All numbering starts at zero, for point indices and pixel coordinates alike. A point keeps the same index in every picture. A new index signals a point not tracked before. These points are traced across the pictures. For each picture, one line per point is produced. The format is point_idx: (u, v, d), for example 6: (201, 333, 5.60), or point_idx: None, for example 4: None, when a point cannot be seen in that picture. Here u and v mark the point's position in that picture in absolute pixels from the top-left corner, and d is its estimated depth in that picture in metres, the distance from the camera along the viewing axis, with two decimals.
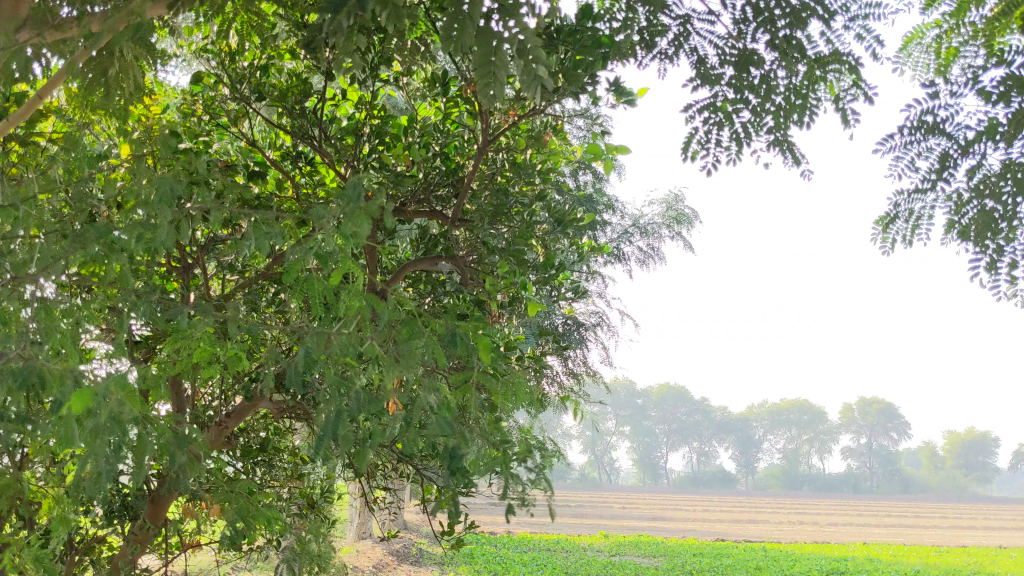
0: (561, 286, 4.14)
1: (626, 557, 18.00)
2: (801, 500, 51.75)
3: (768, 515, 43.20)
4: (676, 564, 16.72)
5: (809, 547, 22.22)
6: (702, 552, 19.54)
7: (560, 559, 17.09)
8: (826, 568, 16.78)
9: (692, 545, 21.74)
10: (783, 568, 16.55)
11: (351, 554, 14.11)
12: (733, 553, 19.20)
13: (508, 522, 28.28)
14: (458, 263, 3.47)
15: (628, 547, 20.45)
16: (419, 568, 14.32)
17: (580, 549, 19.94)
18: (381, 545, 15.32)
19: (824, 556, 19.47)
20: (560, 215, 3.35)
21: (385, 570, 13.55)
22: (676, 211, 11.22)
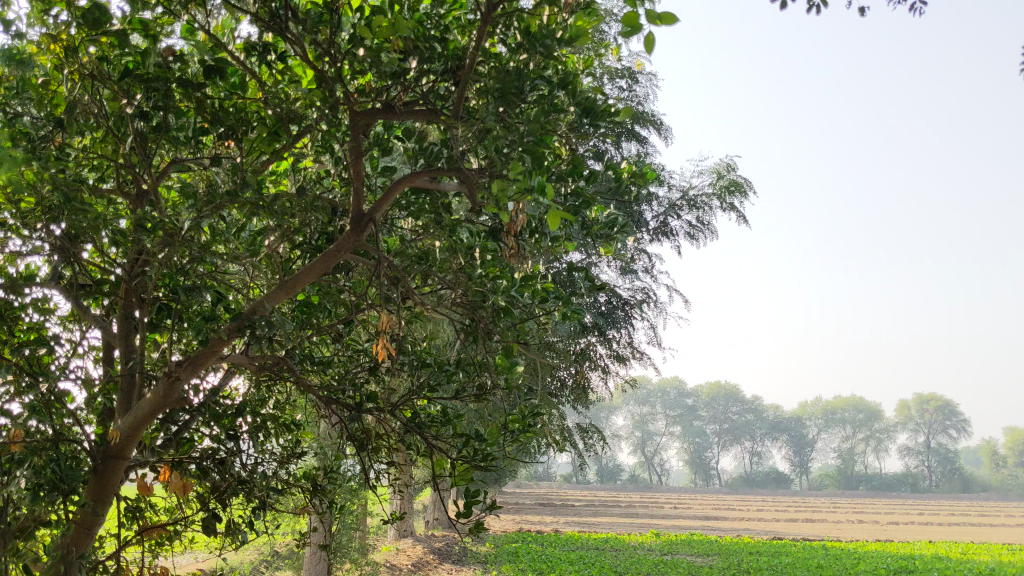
0: (593, 217, 3.44)
1: (679, 557, 17.09)
2: (859, 500, 50.21)
3: (825, 514, 41.75)
4: (733, 564, 15.76)
5: (873, 546, 21.05)
6: (758, 551, 18.59)
7: (609, 557, 16.32)
8: (894, 568, 15.64)
9: (748, 543, 20.79)
10: (848, 568, 15.46)
11: (391, 552, 13.49)
12: (792, 553, 18.14)
13: (554, 523, 27.49)
14: (461, 173, 2.80)
15: (681, 546, 19.55)
16: (460, 568, 13.62)
17: (631, 548, 19.15)
18: (420, 544, 14.65)
19: (892, 554, 18.31)
20: (589, 105, 2.63)
21: (424, 569, 12.89)
22: (727, 180, 10.36)
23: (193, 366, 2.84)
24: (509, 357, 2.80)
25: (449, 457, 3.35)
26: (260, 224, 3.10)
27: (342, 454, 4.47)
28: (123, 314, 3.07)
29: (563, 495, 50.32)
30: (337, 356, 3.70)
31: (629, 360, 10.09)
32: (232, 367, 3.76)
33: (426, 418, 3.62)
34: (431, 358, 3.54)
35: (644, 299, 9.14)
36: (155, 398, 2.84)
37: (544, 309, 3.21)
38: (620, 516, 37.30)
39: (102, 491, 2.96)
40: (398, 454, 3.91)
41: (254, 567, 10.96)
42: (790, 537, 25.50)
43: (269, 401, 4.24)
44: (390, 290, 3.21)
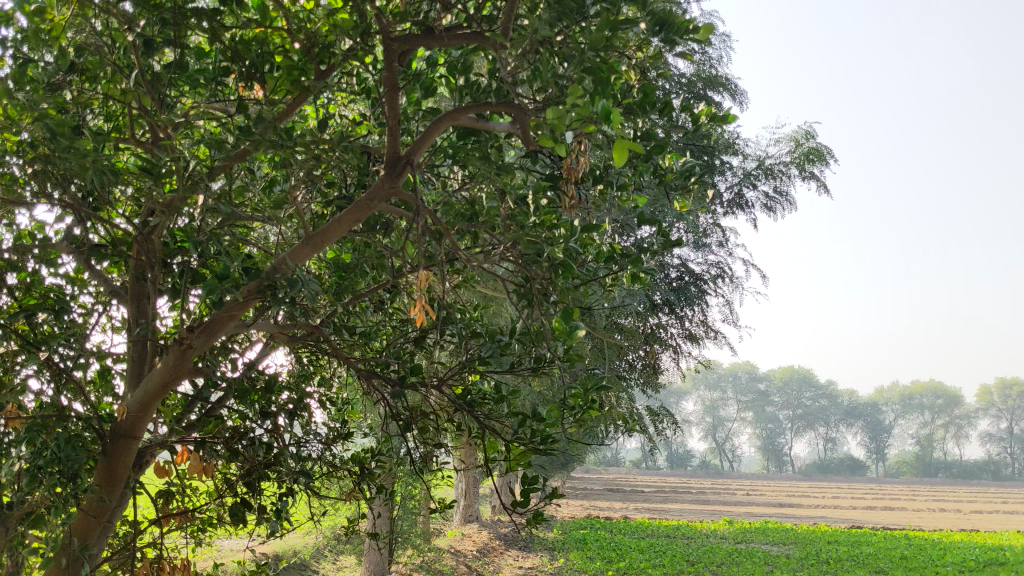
0: (667, 165, 3.01)
1: (755, 545, 16.46)
2: (940, 487, 48.65)
3: (903, 502, 40.55)
4: (811, 554, 15.08)
5: (959, 536, 20.14)
6: (838, 539, 17.92)
7: (681, 545, 15.85)
8: (984, 559, 14.78)
9: (825, 532, 20.07)
10: (934, 559, 14.64)
11: (456, 537, 13.26)
12: (874, 543, 17.36)
13: (622, 510, 27.07)
14: (510, 109, 2.41)
15: (755, 534, 18.96)
16: (526, 555, 13.28)
17: (703, 535, 18.66)
18: (486, 529, 14.34)
19: (980, 545, 17.37)
20: (664, 16, 2.20)
21: (490, 556, 12.63)
22: (806, 148, 9.76)
23: (208, 333, 2.50)
24: (569, 320, 2.35)
25: (504, 439, 2.97)
26: (290, 174, 2.75)
27: (394, 437, 4.11)
28: (134, 277, 2.73)
29: (632, 480, 49.90)
30: (380, 327, 3.32)
31: (702, 340, 9.61)
32: (268, 340, 3.42)
33: (478, 394, 3.23)
34: (484, 328, 3.15)
35: (717, 274, 8.63)
36: (166, 370, 2.51)
37: (608, 267, 2.80)
38: (691, 502, 36.70)
39: (111, 474, 2.64)
40: (450, 436, 3.54)
41: (318, 551, 10.79)
42: (870, 525, 24.57)
43: (312, 377, 3.91)
44: (434, 248, 2.82)
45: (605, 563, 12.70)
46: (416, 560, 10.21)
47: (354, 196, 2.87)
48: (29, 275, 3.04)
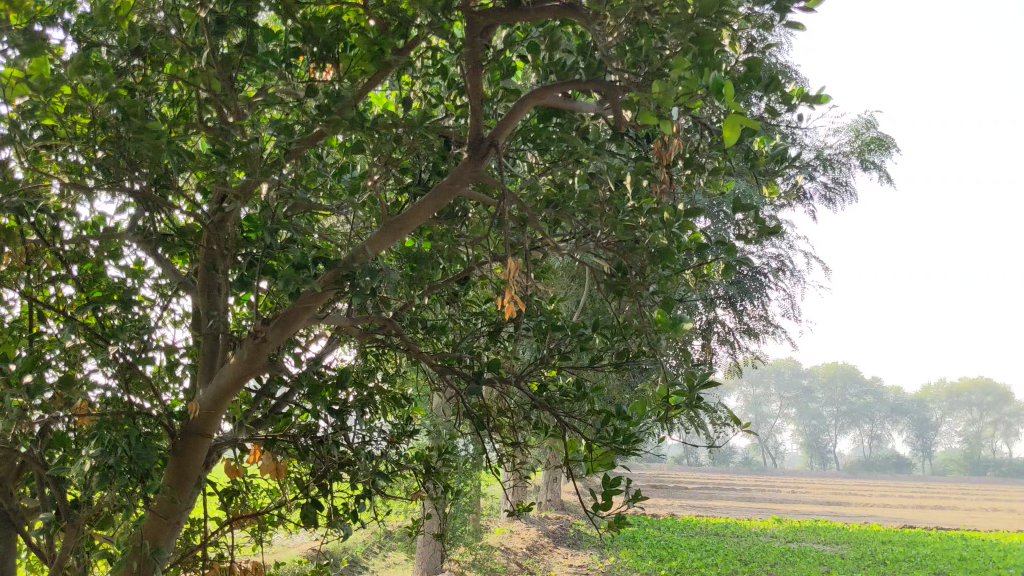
0: (758, 150, 2.84)
1: (806, 545, 16.14)
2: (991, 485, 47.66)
3: (955, 500, 39.77)
4: (865, 554, 14.74)
5: (1016, 536, 19.60)
6: (892, 539, 17.51)
7: (731, 544, 15.58)
8: None
9: (877, 531, 19.65)
10: (995, 560, 14.24)
11: (504, 534, 13.14)
12: (929, 543, 16.96)
13: (666, 508, 26.77)
14: (604, 87, 2.25)
15: (806, 533, 18.61)
16: (575, 553, 13.12)
17: (753, 533, 18.36)
18: (534, 526, 14.20)
19: None
20: None
21: (539, 553, 12.48)
22: (867, 137, 9.51)
23: (283, 327, 2.36)
24: (671, 312, 2.19)
25: (586, 438, 2.82)
26: (365, 159, 2.62)
27: (460, 436, 3.97)
28: (205, 267, 2.61)
29: (675, 477, 49.53)
30: (452, 321, 3.19)
31: (759, 335, 9.38)
32: (335, 335, 3.29)
33: (556, 391, 3.09)
34: (563, 322, 3.01)
35: (778, 267, 8.40)
36: (240, 365, 2.39)
37: (701, 256, 2.64)
38: (737, 499, 36.30)
39: (181, 474, 2.53)
40: (523, 434, 3.40)
41: (367, 548, 10.70)
42: (922, 525, 24.06)
43: (378, 372, 3.79)
44: (514, 237, 2.67)
45: (656, 561, 12.49)
46: (467, 558, 10.10)
47: (430, 182, 2.73)
48: (93, 267, 2.95)
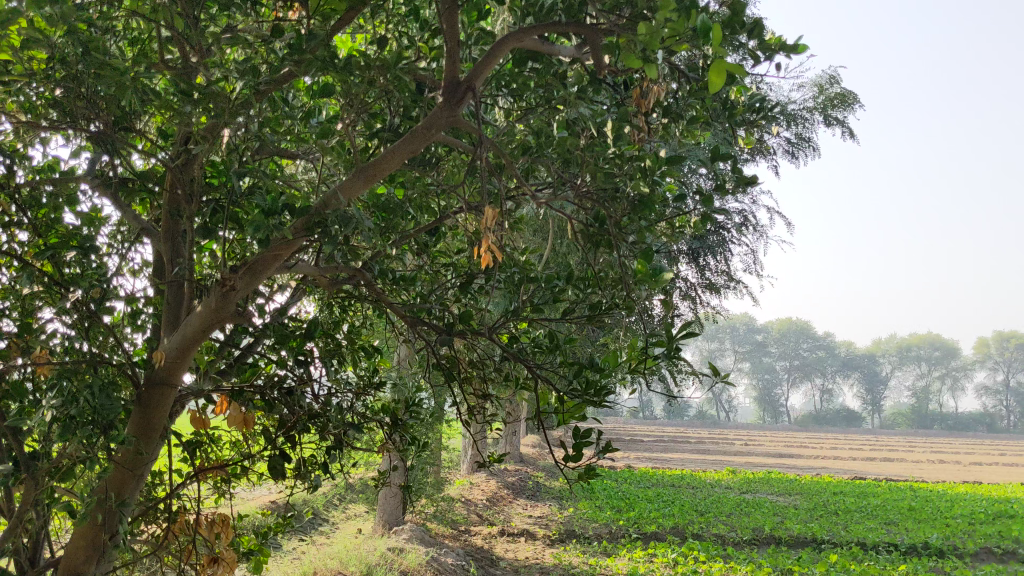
0: (735, 99, 2.80)
1: (760, 496, 16.42)
2: (937, 438, 48.91)
3: (903, 453, 40.77)
4: (819, 504, 15.06)
5: (961, 487, 20.14)
6: (843, 490, 17.92)
7: (687, 495, 15.83)
8: (992, 511, 14.72)
9: (830, 482, 20.12)
10: (943, 510, 14.61)
11: (465, 487, 13.22)
12: (879, 494, 17.34)
13: (621, 461, 27.16)
14: (587, 34, 2.19)
15: (759, 484, 18.97)
16: (534, 504, 13.25)
17: (708, 484, 18.66)
18: (494, 477, 14.29)
19: (984, 496, 17.39)
20: None
21: (499, 505, 12.58)
22: (831, 92, 9.53)
23: (252, 274, 2.29)
24: (651, 263, 2.18)
25: (558, 390, 2.79)
26: (335, 104, 2.53)
27: (426, 388, 3.93)
28: (167, 212, 2.52)
29: (631, 431, 50.19)
30: (421, 271, 3.13)
31: (722, 290, 9.43)
32: (300, 285, 3.22)
33: (527, 343, 3.05)
34: (535, 274, 2.97)
35: (742, 222, 8.42)
36: (207, 313, 2.31)
37: (677, 205, 2.60)
38: (693, 452, 36.87)
39: (146, 426, 2.46)
40: (493, 386, 3.37)
41: (328, 500, 10.69)
42: (871, 476, 24.63)
43: (344, 324, 3.72)
44: (488, 184, 2.62)
45: (615, 511, 12.66)
46: (428, 510, 10.14)
47: (402, 128, 2.66)
48: (49, 212, 2.84)
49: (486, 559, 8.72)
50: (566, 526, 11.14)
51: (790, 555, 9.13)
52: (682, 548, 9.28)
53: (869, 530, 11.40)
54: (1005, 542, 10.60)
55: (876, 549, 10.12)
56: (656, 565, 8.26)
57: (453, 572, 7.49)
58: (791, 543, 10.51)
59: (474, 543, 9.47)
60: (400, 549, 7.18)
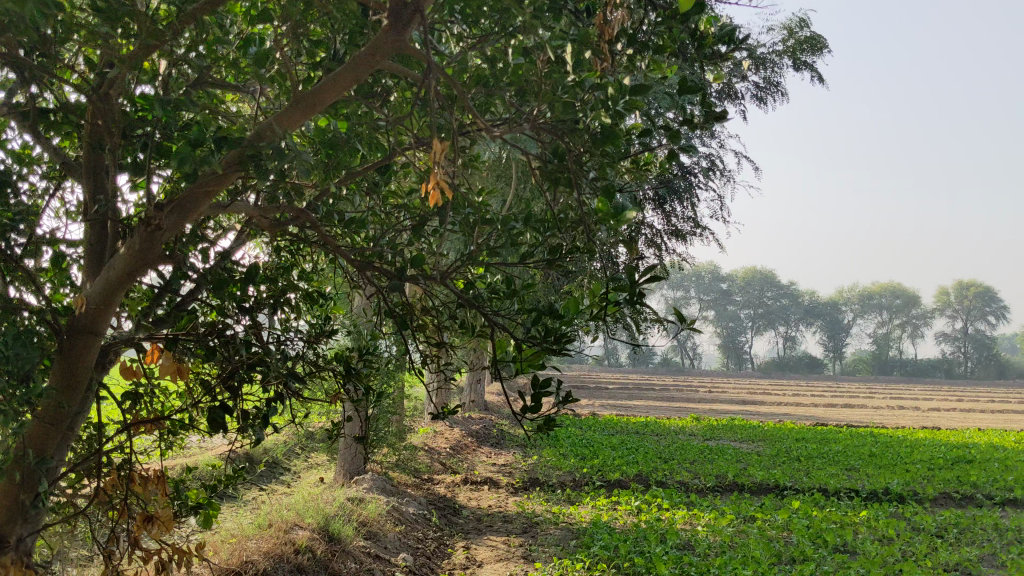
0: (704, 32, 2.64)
1: (723, 443, 16.54)
2: (896, 384, 49.72)
3: (862, 399, 41.38)
4: (781, 450, 15.20)
5: (919, 432, 20.45)
6: (804, 436, 18.13)
7: (651, 442, 15.90)
8: (950, 456, 14.94)
9: (792, 428, 20.36)
10: (902, 456, 14.80)
11: (428, 435, 13.15)
12: (840, 440, 17.53)
13: (586, 409, 27.29)
14: None
15: (723, 431, 19.12)
16: (498, 452, 13.22)
17: (672, 431, 18.77)
18: (459, 426, 14.24)
19: (943, 442, 17.67)
20: None
21: (463, 453, 12.54)
22: (800, 37, 9.36)
23: (180, 214, 2.12)
24: (613, 202, 2.02)
25: (516, 338, 2.64)
26: (274, 29, 2.34)
27: (381, 337, 3.78)
28: (89, 145, 2.32)
29: (596, 378, 50.57)
30: (372, 213, 2.96)
31: (688, 237, 9.30)
32: (244, 228, 3.03)
33: (483, 289, 2.90)
34: (492, 216, 2.81)
35: (709, 167, 8.28)
36: (132, 256, 2.14)
37: (642, 143, 2.44)
38: (657, 399, 37.18)
39: (69, 377, 2.28)
40: (449, 334, 3.21)
41: (289, 450, 10.56)
42: (833, 423, 24.93)
43: (294, 270, 3.54)
44: (442, 117, 2.44)
45: (579, 458, 12.67)
46: (390, 459, 10.04)
47: (346, 56, 2.46)
48: None
49: (448, 508, 8.65)
50: (530, 474, 11.12)
51: (753, 502, 9.14)
52: (645, 495, 9.26)
53: (831, 476, 11.48)
54: (964, 487, 10.72)
55: (836, 495, 10.21)
56: (619, 513, 8.22)
57: (414, 521, 7.41)
58: (753, 490, 10.55)
59: (437, 492, 9.40)
60: (360, 499, 7.07)
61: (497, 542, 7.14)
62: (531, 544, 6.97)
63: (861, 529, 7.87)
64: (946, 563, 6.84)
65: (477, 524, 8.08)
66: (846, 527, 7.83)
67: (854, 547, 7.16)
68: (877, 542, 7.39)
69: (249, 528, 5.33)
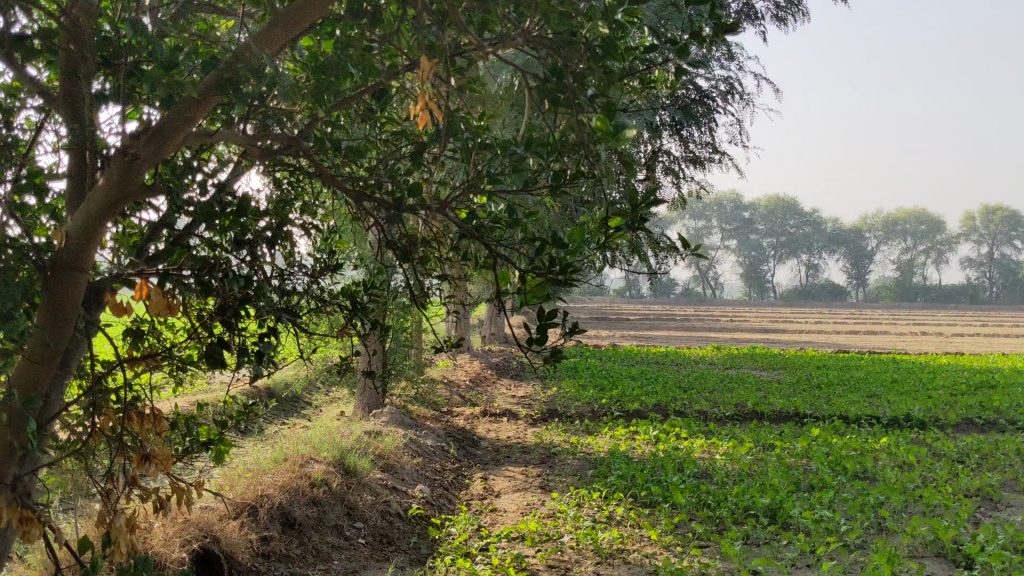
0: None
1: (744, 371, 16.50)
2: (919, 310, 49.38)
3: (884, 326, 41.20)
4: (802, 379, 15.14)
5: (943, 359, 20.31)
6: (826, 364, 18.05)
7: (671, 372, 15.88)
8: (974, 381, 14.82)
9: (814, 356, 20.27)
10: (925, 381, 14.70)
11: (448, 368, 13.18)
12: (862, 367, 17.43)
13: (607, 340, 27.31)
14: None
15: (744, 360, 19.07)
16: (518, 384, 13.24)
17: (692, 361, 18.73)
18: (478, 358, 14.25)
19: (967, 367, 17.52)
20: None
21: (482, 385, 12.56)
22: None
23: (158, 142, 2.03)
24: (613, 120, 1.89)
25: (519, 268, 2.53)
26: None
27: (387, 271, 3.67)
28: (64, 73, 2.22)
29: (617, 309, 50.62)
30: (370, 141, 2.84)
31: (706, 164, 9.09)
32: (238, 159, 2.93)
33: (485, 219, 2.78)
34: (493, 141, 2.68)
35: (727, 89, 8.04)
36: (112, 188, 2.06)
37: (648, 59, 2.30)
38: (678, 329, 37.15)
39: (55, 315, 2.21)
40: (454, 266, 3.11)
41: (309, 384, 10.60)
42: (856, 350, 24.82)
43: (295, 202, 3.44)
44: (435, 35, 2.31)
45: (599, 389, 12.66)
46: (409, 392, 10.06)
47: None
48: None
49: (467, 440, 8.66)
50: (550, 405, 11.13)
51: (772, 430, 9.09)
52: (663, 425, 9.24)
53: (851, 403, 11.40)
54: (987, 412, 10.63)
55: (858, 422, 10.15)
56: (637, 442, 8.20)
57: (433, 453, 7.42)
58: (774, 418, 10.50)
59: (455, 424, 9.41)
60: (377, 433, 7.07)
61: (515, 472, 7.15)
62: (548, 475, 6.96)
63: (881, 455, 7.81)
64: (968, 489, 6.77)
65: (495, 455, 8.08)
66: (866, 454, 7.78)
67: (874, 474, 7.11)
68: (897, 469, 7.33)
69: (265, 463, 5.32)
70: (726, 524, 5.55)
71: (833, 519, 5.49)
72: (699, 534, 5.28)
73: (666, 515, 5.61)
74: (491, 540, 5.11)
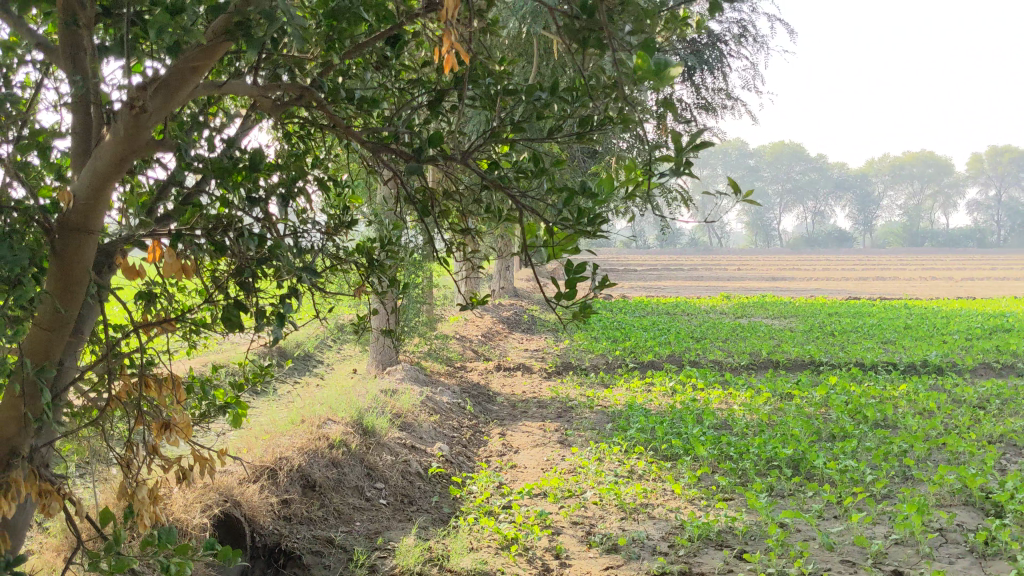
0: None
1: (756, 320, 16.43)
2: (927, 254, 49.17)
3: (894, 271, 41.04)
4: (814, 326, 15.07)
5: (955, 303, 20.21)
6: (838, 311, 17.95)
7: (683, 322, 15.82)
8: (988, 325, 14.72)
9: (825, 303, 20.18)
10: (939, 326, 14.61)
11: (459, 323, 13.12)
12: (874, 313, 17.33)
13: (616, 291, 27.25)
14: None
15: (754, 308, 19.00)
16: (530, 337, 13.19)
17: (703, 310, 18.66)
18: (489, 313, 14.19)
19: (980, 311, 17.42)
20: None
21: (494, 340, 12.51)
22: None
23: (166, 94, 1.91)
24: (654, 57, 1.73)
25: (547, 220, 2.40)
26: None
27: (403, 226, 3.55)
28: (63, 23, 2.08)
29: (625, 260, 50.52)
30: (385, 90, 2.70)
31: (718, 110, 8.90)
32: (247, 113, 2.78)
33: (509, 169, 2.64)
34: (515, 87, 2.53)
35: (740, 33, 7.82)
36: (119, 144, 1.94)
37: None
38: (686, 279, 37.07)
39: (66, 280, 2.11)
40: (475, 220, 2.98)
41: (321, 342, 10.54)
42: (866, 296, 24.72)
43: (306, 157, 3.31)
44: None
45: (612, 341, 12.60)
46: (422, 348, 10.00)
47: None
48: None
49: (482, 395, 8.60)
50: (563, 358, 11.06)
51: (789, 379, 9.02)
52: (679, 376, 9.17)
53: (866, 350, 11.32)
54: (1004, 356, 10.55)
55: (874, 368, 10.07)
56: (654, 394, 8.13)
57: (449, 410, 7.35)
58: (789, 366, 10.43)
59: (470, 380, 9.36)
60: (393, 391, 7.00)
61: (533, 427, 7.09)
62: (566, 429, 6.90)
63: (901, 402, 7.74)
64: (990, 435, 6.70)
65: (512, 410, 8.03)
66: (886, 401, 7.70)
67: (895, 421, 7.03)
68: (918, 415, 7.26)
69: (282, 424, 5.25)
70: (750, 476, 5.48)
71: (858, 469, 5.42)
72: (723, 486, 5.22)
73: (688, 467, 5.55)
74: (513, 497, 5.05)
